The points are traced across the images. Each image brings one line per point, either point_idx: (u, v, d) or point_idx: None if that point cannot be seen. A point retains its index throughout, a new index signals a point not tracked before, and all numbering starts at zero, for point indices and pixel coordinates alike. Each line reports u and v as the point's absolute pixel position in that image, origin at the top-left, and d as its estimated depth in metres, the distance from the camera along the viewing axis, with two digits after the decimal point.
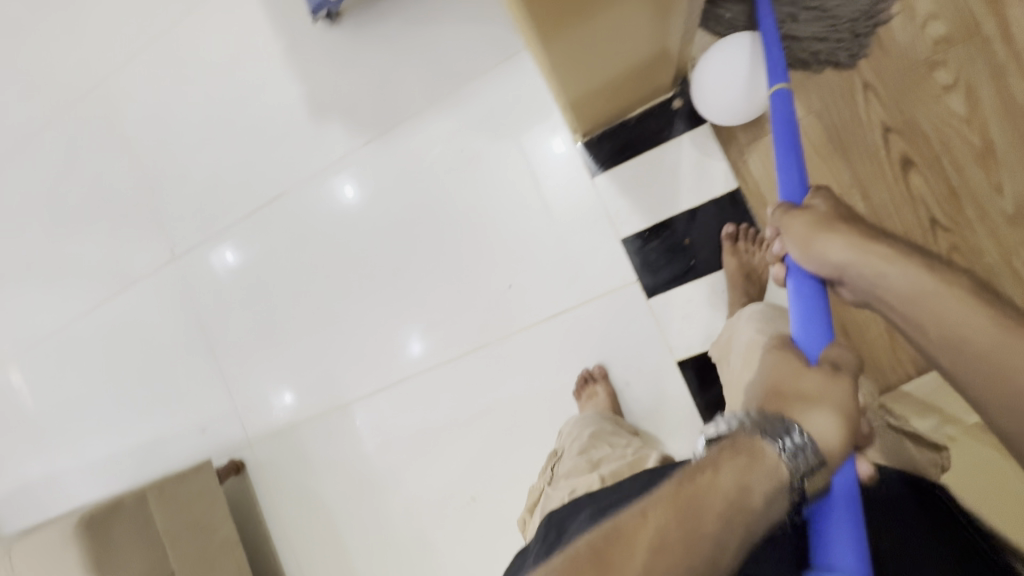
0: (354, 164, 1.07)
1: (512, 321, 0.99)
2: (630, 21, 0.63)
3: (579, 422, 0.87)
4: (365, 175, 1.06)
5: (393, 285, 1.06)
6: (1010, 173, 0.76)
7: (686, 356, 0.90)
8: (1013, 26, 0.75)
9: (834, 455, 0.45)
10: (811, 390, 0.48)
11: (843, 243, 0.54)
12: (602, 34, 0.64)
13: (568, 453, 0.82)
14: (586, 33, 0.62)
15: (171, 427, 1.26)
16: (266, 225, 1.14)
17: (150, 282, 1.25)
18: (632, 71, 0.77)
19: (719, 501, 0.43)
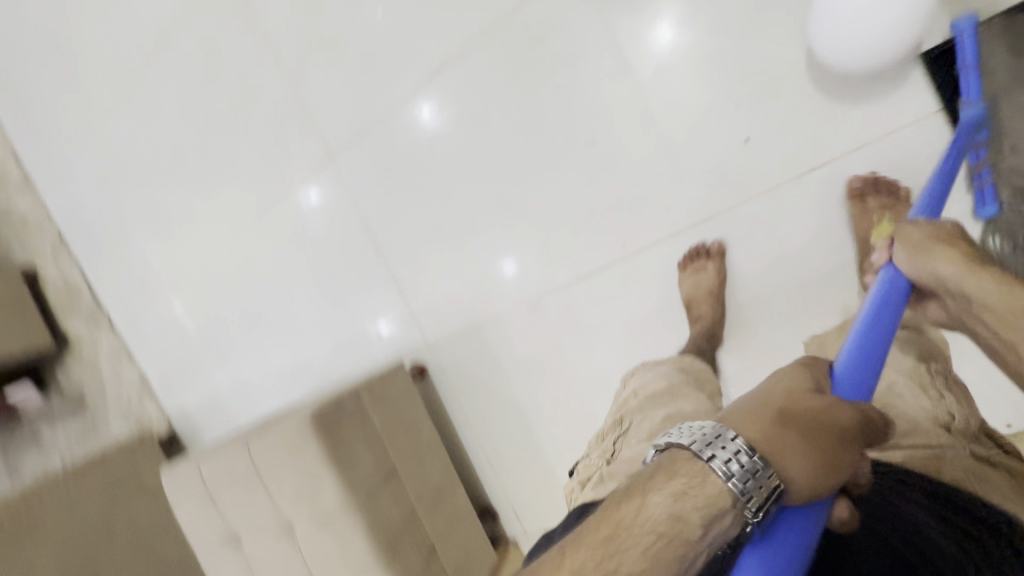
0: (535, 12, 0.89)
1: (744, 183, 0.82)
2: None
3: (655, 397, 0.79)
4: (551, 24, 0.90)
5: (588, 156, 0.92)
6: None
7: None
8: None
9: (801, 487, 0.43)
10: (810, 407, 0.45)
11: (954, 259, 0.56)
12: None
13: (632, 438, 0.73)
14: None
15: (345, 334, 1.24)
16: (433, 106, 1.01)
17: (307, 189, 1.19)
18: None
19: (646, 533, 0.43)
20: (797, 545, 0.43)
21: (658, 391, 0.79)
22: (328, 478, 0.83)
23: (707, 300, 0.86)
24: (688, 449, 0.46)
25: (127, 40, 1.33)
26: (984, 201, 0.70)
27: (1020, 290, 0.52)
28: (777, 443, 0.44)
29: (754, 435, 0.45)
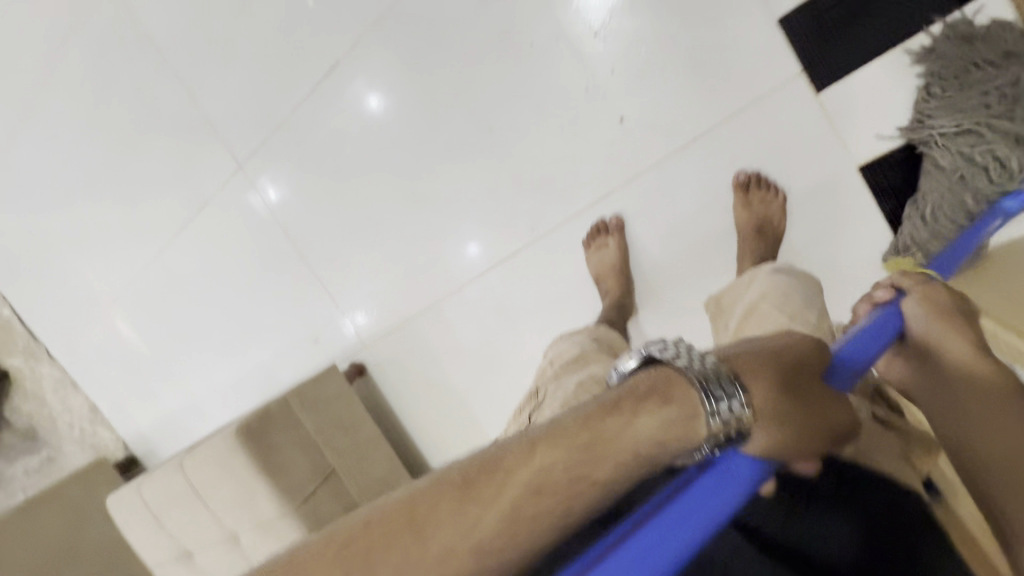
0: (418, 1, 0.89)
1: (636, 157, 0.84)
2: None
3: (570, 366, 0.76)
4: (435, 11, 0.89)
5: (488, 143, 0.92)
6: None
7: (872, 158, 0.72)
8: None
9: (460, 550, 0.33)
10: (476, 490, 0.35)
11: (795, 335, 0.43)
12: None
13: (545, 408, 0.72)
14: None
15: (283, 341, 1.24)
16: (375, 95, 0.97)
17: (222, 200, 1.17)
18: None
19: (614, 458, 0.35)
20: (710, 521, 0.31)
21: (574, 357, 0.77)
22: (262, 488, 0.85)
23: (612, 275, 0.88)
24: (672, 364, 0.39)
25: (12, 56, 1.26)
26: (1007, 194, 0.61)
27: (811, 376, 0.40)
28: (671, 395, 0.37)
29: (750, 373, 0.38)
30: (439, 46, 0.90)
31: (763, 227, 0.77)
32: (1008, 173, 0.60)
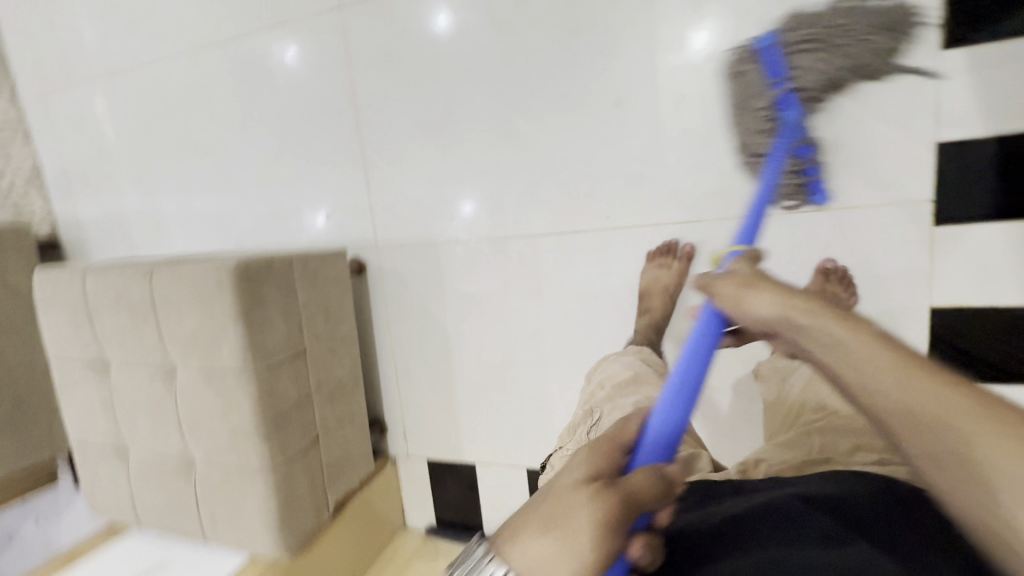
0: None
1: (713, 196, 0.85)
2: None
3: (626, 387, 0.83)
4: None
5: (608, 114, 0.88)
6: None
7: (946, 305, 0.76)
8: None
9: None
10: None
11: (533, 532, 0.47)
12: None
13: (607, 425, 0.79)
14: None
15: (292, 202, 1.15)
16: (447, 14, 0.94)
17: (299, 30, 1.05)
18: None
19: None
20: None
21: (625, 381, 0.84)
22: (230, 337, 0.77)
23: (660, 297, 0.88)
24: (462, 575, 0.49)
25: None
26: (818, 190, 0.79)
27: (566, 507, 0.46)
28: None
29: (513, 549, 0.47)
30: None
31: None
32: None
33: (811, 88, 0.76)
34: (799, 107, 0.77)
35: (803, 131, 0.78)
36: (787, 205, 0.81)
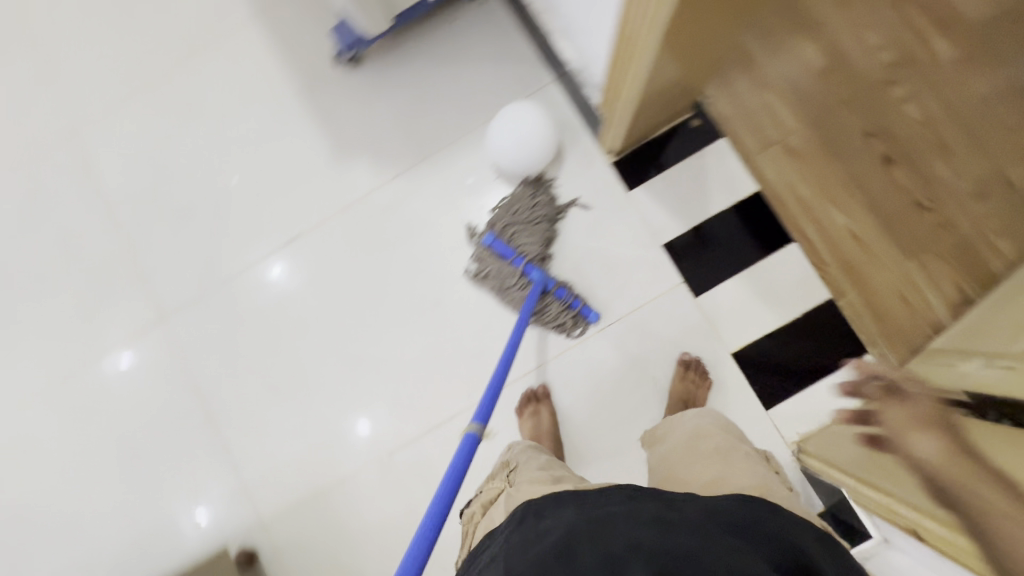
0: (381, 198, 1.05)
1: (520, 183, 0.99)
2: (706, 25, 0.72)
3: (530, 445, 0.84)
4: (396, 205, 1.05)
5: (431, 315, 1.02)
6: (964, 161, 0.95)
7: (739, 347, 0.96)
8: (938, 56, 0.98)
9: None
10: None
11: None
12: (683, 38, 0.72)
13: (524, 468, 0.76)
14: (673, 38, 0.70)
15: (151, 524, 1.03)
16: (284, 267, 1.06)
17: (124, 353, 1.08)
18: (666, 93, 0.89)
19: None
20: None
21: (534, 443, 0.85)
22: None
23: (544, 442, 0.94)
24: None
25: None
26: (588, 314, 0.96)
27: None
28: None
29: None
30: (397, 233, 1.04)
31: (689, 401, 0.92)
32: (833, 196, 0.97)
33: (538, 252, 0.96)
34: (539, 267, 0.96)
35: (552, 281, 0.95)
36: (576, 333, 0.98)
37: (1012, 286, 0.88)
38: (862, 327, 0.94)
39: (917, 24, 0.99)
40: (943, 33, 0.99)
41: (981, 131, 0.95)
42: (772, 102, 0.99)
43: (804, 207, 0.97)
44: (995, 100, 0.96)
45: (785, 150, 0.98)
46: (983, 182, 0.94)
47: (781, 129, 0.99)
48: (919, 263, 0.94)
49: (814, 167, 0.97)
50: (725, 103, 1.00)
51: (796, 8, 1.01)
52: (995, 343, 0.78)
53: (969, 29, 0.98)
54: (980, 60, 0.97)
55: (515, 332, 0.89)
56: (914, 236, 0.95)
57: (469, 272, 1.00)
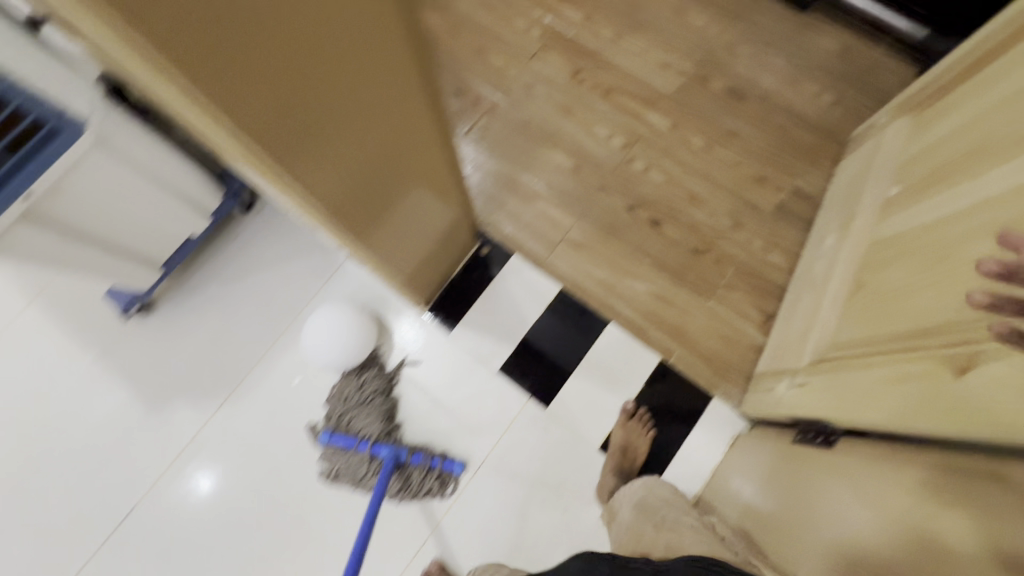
0: (213, 433, 1.01)
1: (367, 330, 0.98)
2: (409, 168, 0.66)
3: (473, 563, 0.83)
4: (231, 434, 1.00)
5: (303, 532, 0.96)
6: (713, 202, 1.08)
7: (602, 438, 0.98)
8: (656, 127, 1.14)
9: None
10: None
11: None
12: (386, 189, 0.64)
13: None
14: (375, 196, 0.63)
15: None
16: (210, 477, 0.99)
17: None
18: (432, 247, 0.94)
19: None
20: None
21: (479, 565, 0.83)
22: None
23: None
24: None
25: None
26: (452, 466, 0.96)
27: None
28: None
29: None
30: (241, 462, 0.99)
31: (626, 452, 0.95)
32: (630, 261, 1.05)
33: (382, 429, 0.96)
34: (387, 442, 0.96)
35: (404, 451, 0.95)
36: (449, 491, 0.97)
37: (792, 294, 0.98)
38: (699, 375, 1.00)
39: (630, 106, 1.15)
40: (652, 108, 1.15)
41: (714, 174, 1.10)
42: (542, 209, 1.09)
43: (605, 288, 1.04)
44: (712, 146, 1.12)
45: (571, 246, 1.07)
46: (734, 213, 1.08)
47: (559, 230, 1.08)
48: (718, 299, 1.03)
49: (605, 245, 1.07)
50: (504, 224, 1.08)
51: (532, 127, 1.15)
52: (791, 362, 0.85)
53: (670, 98, 1.15)
54: (688, 119, 1.14)
55: (368, 524, 0.87)
56: (704, 278, 1.04)
57: (322, 476, 0.97)
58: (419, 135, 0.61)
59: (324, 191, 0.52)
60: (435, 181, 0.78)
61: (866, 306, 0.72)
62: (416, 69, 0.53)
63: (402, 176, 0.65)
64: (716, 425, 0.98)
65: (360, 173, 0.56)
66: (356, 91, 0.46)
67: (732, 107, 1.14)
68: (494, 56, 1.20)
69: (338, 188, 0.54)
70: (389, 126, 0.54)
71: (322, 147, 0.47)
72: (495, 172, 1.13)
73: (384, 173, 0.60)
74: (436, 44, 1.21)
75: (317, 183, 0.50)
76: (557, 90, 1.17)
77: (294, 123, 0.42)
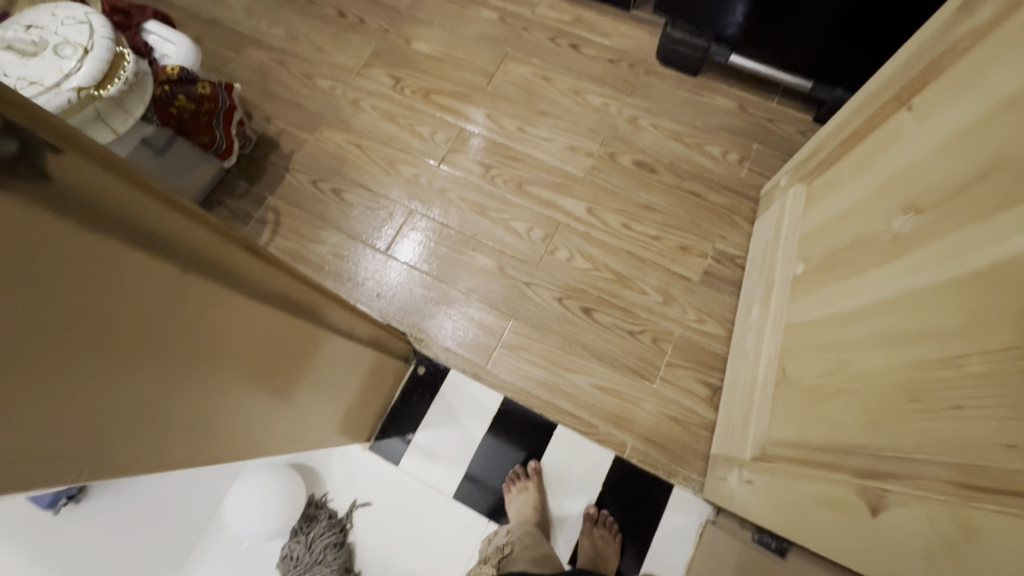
0: None
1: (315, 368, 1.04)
2: (300, 356, 0.65)
3: None
4: None
5: None
6: (642, 280, 1.08)
7: (570, 552, 0.95)
8: (573, 211, 1.14)
9: None
10: None
11: None
12: (279, 387, 0.64)
13: None
14: (265, 402, 0.62)
15: None
16: None
17: None
18: (360, 390, 0.90)
19: None
20: None
21: None
22: None
23: None
24: None
25: None
26: None
27: None
28: None
29: None
30: None
31: (597, 562, 0.91)
32: (572, 352, 1.04)
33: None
34: None
35: None
36: None
37: (732, 370, 0.97)
38: (657, 465, 0.97)
39: (545, 195, 1.15)
40: (567, 192, 1.15)
41: (637, 251, 1.10)
42: (473, 316, 1.07)
43: (548, 389, 1.02)
44: (631, 223, 1.12)
45: (508, 350, 1.05)
46: (663, 288, 1.07)
47: (493, 335, 1.06)
48: (662, 380, 1.02)
49: (542, 339, 1.05)
50: (437, 338, 1.07)
51: (451, 234, 1.14)
52: (737, 450, 0.83)
53: (583, 180, 1.16)
54: (603, 200, 1.14)
55: None
56: (645, 361, 1.03)
57: None
58: (278, 349, 0.58)
59: (163, 455, 0.48)
60: (343, 343, 0.75)
61: (790, 400, 0.71)
62: (262, 296, 0.51)
63: (274, 383, 0.62)
64: (683, 515, 0.94)
65: (208, 420, 0.52)
66: (171, 374, 0.43)
67: (644, 181, 1.16)
68: (403, 166, 1.20)
69: (206, 430, 0.53)
70: (238, 356, 0.52)
71: (153, 423, 0.44)
72: (422, 286, 1.11)
73: (267, 380, 0.60)
74: (344, 164, 1.20)
75: (143, 465, 0.46)
76: (470, 191, 1.17)
77: (119, 424, 0.41)
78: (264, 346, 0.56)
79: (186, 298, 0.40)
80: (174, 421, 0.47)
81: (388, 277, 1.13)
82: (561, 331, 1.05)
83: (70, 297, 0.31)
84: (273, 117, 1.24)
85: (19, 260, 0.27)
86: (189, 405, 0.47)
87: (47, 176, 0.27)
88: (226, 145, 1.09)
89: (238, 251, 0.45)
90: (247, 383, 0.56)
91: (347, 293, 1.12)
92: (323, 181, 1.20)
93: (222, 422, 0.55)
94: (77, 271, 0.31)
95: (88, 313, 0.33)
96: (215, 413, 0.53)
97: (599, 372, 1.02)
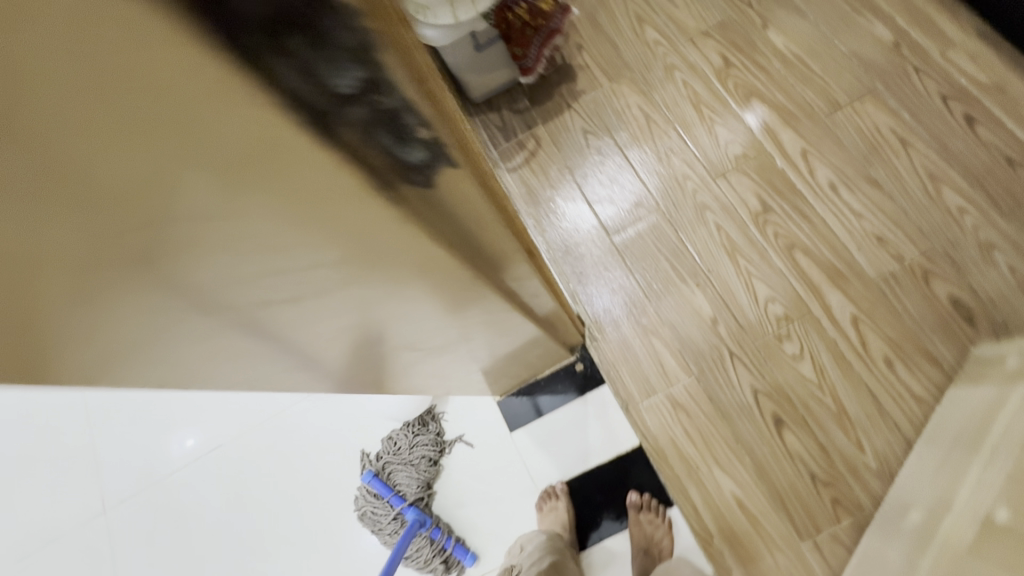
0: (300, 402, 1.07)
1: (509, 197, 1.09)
2: (500, 337, 0.64)
3: None
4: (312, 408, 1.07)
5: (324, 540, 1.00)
6: (865, 432, 0.88)
7: None
8: (834, 310, 0.93)
9: None
10: None
11: None
12: (467, 354, 0.64)
13: None
14: (450, 361, 0.64)
15: None
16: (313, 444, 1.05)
17: None
18: (522, 359, 0.88)
19: None
20: None
21: None
22: None
23: None
24: None
25: None
26: (464, 555, 0.96)
27: None
28: None
29: None
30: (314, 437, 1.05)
31: None
32: (735, 451, 0.91)
33: (416, 493, 0.98)
34: (417, 506, 0.98)
35: (427, 521, 0.96)
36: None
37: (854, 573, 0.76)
38: None
39: (812, 275, 0.95)
40: (840, 285, 0.94)
41: (882, 399, 0.88)
42: (656, 350, 0.98)
43: (686, 466, 0.92)
44: (896, 363, 0.89)
45: (670, 403, 0.95)
46: (884, 458, 0.86)
47: (665, 380, 0.97)
48: (816, 547, 0.85)
49: (711, 416, 0.93)
50: (610, 347, 1.00)
51: (685, 257, 1.02)
52: None
53: (868, 282, 0.93)
54: (879, 318, 0.91)
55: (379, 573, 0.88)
56: (809, 515, 0.86)
57: (356, 512, 1.00)
58: (488, 331, 0.58)
59: (358, 379, 0.52)
60: (535, 329, 0.73)
61: None
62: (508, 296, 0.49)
63: (466, 351, 0.62)
64: None
65: (402, 368, 0.54)
66: (401, 340, 0.44)
67: (948, 327, 0.89)
68: (678, 161, 1.07)
69: (397, 371, 0.56)
70: (457, 334, 0.52)
71: (367, 364, 0.47)
72: (626, 290, 1.03)
73: (463, 349, 0.60)
74: (623, 128, 1.12)
75: (341, 382, 0.50)
76: (731, 224, 1.01)
77: (345, 362, 0.43)
78: (479, 328, 0.55)
79: (452, 295, 0.39)
80: (380, 364, 0.49)
81: (600, 265, 1.05)
82: (734, 420, 0.92)
83: (374, 287, 0.31)
84: (584, 48, 1.17)
85: (353, 268, 0.27)
86: (397, 357, 0.49)
87: (431, 185, 0.26)
88: (533, 64, 1.05)
89: (518, 255, 0.43)
90: (449, 350, 0.57)
91: (553, 258, 1.06)
92: (594, 135, 1.13)
93: (412, 369, 0.57)
94: (392, 272, 0.30)
95: (378, 299, 0.33)
96: (410, 364, 0.54)
97: (750, 489, 0.89)
